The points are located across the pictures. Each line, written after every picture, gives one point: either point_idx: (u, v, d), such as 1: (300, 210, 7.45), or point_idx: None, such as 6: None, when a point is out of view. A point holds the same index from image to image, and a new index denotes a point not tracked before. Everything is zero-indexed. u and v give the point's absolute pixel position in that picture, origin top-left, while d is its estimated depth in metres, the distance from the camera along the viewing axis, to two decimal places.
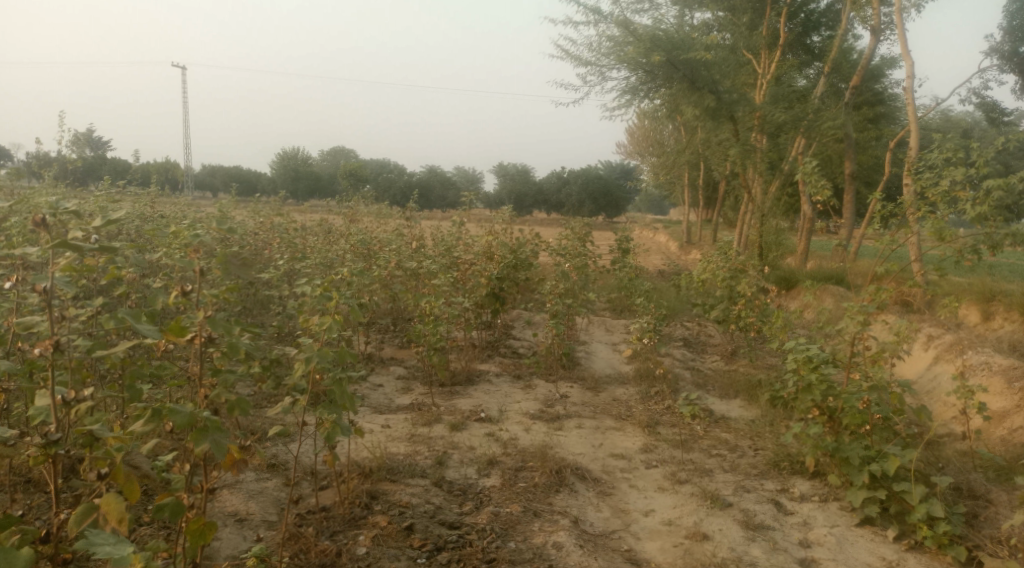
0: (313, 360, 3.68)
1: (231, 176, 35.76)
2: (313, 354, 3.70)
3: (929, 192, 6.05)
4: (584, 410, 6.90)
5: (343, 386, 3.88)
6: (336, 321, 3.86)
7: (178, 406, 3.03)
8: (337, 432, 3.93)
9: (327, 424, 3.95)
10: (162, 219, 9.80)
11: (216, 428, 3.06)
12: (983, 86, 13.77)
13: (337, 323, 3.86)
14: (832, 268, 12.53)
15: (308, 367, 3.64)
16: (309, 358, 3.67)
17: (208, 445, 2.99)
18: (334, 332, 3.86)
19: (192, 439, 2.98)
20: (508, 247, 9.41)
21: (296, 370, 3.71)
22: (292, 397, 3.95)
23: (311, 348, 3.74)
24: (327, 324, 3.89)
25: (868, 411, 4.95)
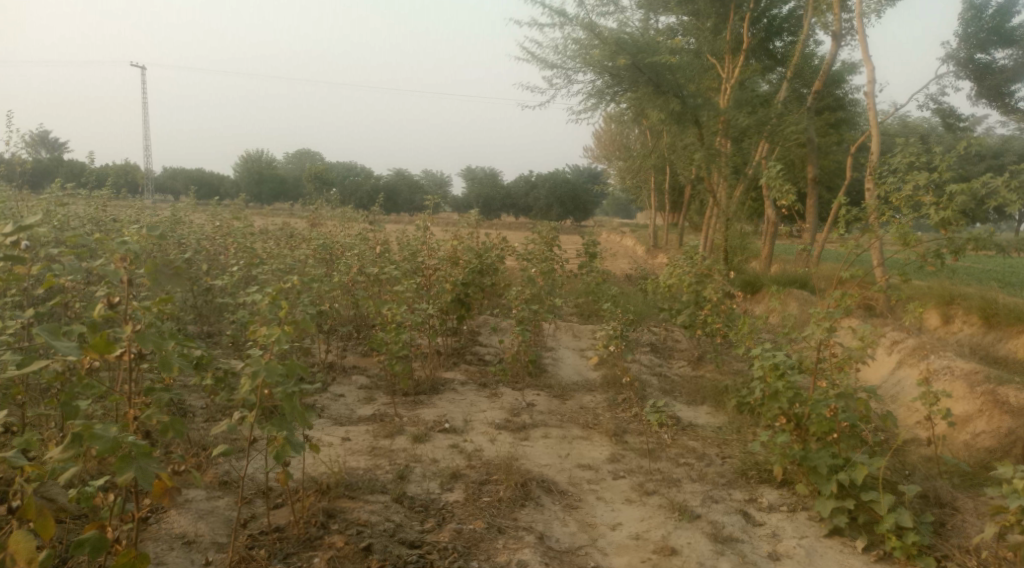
0: (260, 374, 3.51)
1: (194, 179, 35.06)
2: (260, 368, 3.53)
3: (892, 197, 6.05)
4: (550, 418, 6.78)
5: (293, 401, 3.71)
6: (284, 333, 3.70)
7: (100, 431, 2.88)
8: (288, 450, 3.73)
9: (277, 441, 3.75)
10: (115, 223, 9.48)
11: (142, 454, 2.93)
12: (940, 92, 14.00)
13: (285, 334, 3.70)
14: (797, 272, 12.61)
15: (255, 382, 3.48)
16: (256, 373, 3.50)
17: (133, 473, 2.87)
18: (282, 344, 3.69)
19: (115, 468, 2.84)
20: (473, 252, 9.27)
21: (242, 386, 3.55)
22: (241, 413, 3.76)
23: (257, 362, 3.57)
24: (274, 335, 3.72)
25: (835, 419, 4.89)
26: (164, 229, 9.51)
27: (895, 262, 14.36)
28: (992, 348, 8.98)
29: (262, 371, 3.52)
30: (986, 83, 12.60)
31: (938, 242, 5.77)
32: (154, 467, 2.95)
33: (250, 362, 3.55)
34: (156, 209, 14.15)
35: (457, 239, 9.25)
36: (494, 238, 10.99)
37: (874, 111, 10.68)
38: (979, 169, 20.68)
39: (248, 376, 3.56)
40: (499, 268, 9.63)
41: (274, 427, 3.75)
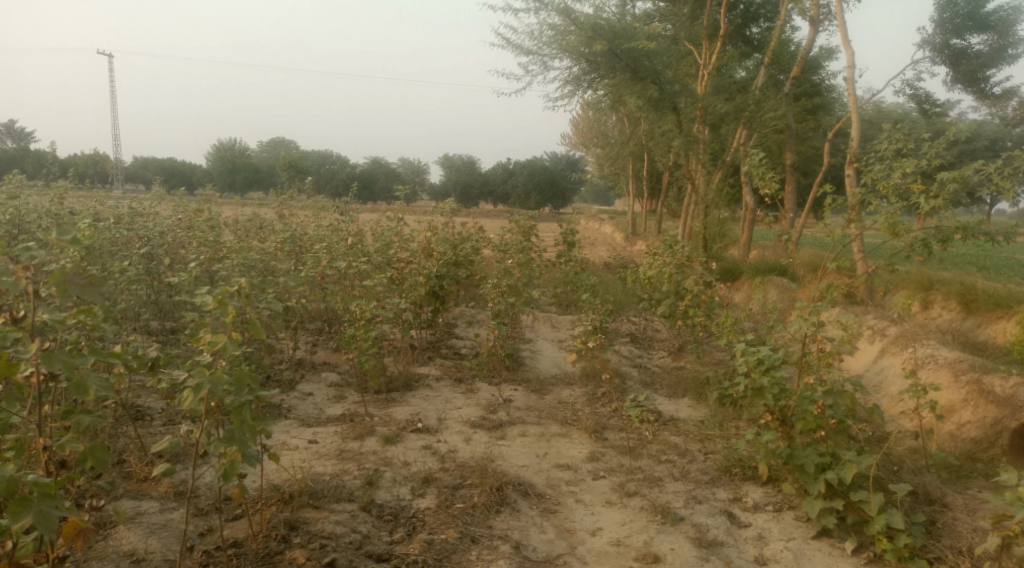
0: (205, 386, 3.26)
1: (165, 169, 34.27)
2: (205, 380, 3.28)
3: (878, 184, 5.86)
4: (528, 415, 6.55)
5: (243, 413, 3.47)
6: (230, 340, 3.41)
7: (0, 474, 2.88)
8: (239, 466, 3.46)
9: (228, 457, 3.48)
10: (74, 218, 9.09)
11: (44, 496, 2.90)
12: (916, 77, 13.91)
13: (232, 342, 3.41)
14: (776, 259, 12.47)
15: (199, 396, 3.24)
16: (200, 386, 3.26)
17: (31, 518, 2.83)
18: (228, 352, 3.40)
19: (10, 513, 2.81)
20: (447, 242, 8.98)
21: (185, 400, 3.31)
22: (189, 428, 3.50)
23: (200, 373, 3.32)
24: (220, 342, 3.43)
25: (823, 416, 4.71)
26: (125, 223, 9.13)
27: (875, 247, 14.26)
28: (972, 334, 8.88)
29: (205, 383, 3.27)
30: (962, 68, 12.51)
31: (925, 230, 5.59)
32: (58, 511, 2.92)
33: (192, 374, 3.30)
34: (120, 201, 13.66)
35: (431, 230, 8.93)
36: (469, 228, 10.71)
37: (854, 96, 10.52)
38: (954, 154, 20.71)
39: (191, 389, 3.31)
40: (474, 258, 9.37)
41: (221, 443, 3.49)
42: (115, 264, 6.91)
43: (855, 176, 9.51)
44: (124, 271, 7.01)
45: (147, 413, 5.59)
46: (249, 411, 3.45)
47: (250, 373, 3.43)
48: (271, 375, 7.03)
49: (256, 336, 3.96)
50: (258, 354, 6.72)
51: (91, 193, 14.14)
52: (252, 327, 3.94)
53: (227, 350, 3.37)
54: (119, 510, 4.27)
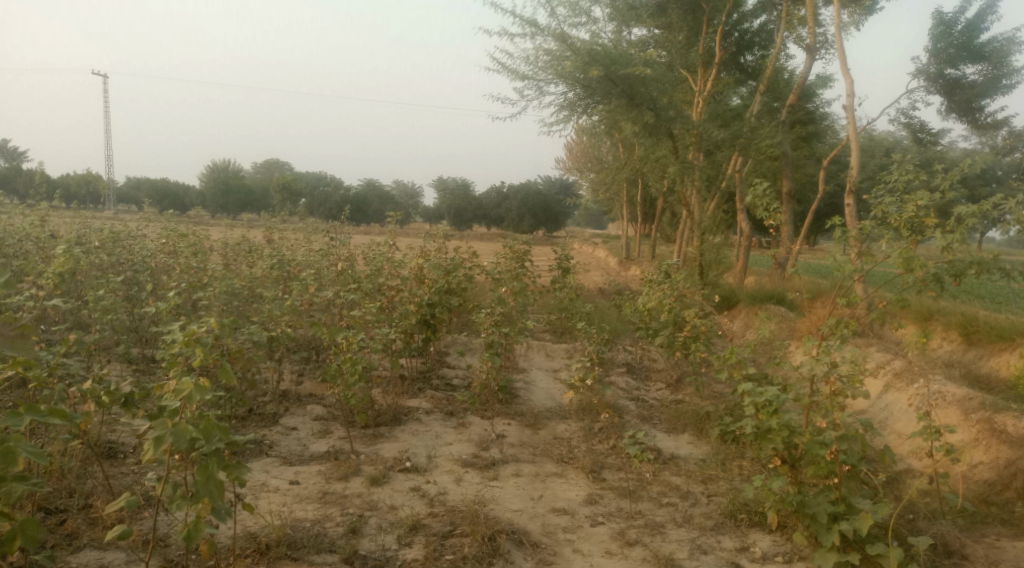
0: (166, 439, 3.07)
1: (158, 191, 34.02)
2: (167, 432, 3.10)
3: (889, 216, 5.61)
4: (522, 452, 6.25)
5: (211, 466, 3.22)
6: (196, 388, 3.23)
7: None
8: (201, 529, 3.18)
9: (190, 519, 3.21)
10: (54, 241, 8.80)
11: None
12: (911, 106, 13.83)
13: (198, 390, 3.22)
14: (773, 287, 12.24)
15: (160, 449, 3.04)
16: (161, 439, 3.06)
17: None
18: (194, 400, 3.21)
19: None
20: (439, 269, 8.70)
21: (146, 452, 3.12)
22: (153, 484, 3.27)
23: (162, 424, 3.13)
24: (185, 389, 3.24)
25: (835, 462, 4.45)
26: (106, 247, 8.84)
27: (875, 275, 14.01)
28: (975, 366, 8.62)
29: (168, 436, 3.09)
30: (956, 98, 12.43)
31: (938, 264, 5.37)
32: None
33: (153, 426, 3.11)
34: (106, 223, 13.32)
35: (423, 256, 8.65)
36: (462, 254, 10.45)
37: (852, 125, 10.37)
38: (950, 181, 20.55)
39: (152, 441, 3.12)
40: (467, 286, 9.07)
41: (184, 502, 3.22)
42: (91, 292, 6.63)
43: (855, 205, 9.30)
44: (101, 299, 6.73)
45: (121, 450, 5.27)
46: (216, 465, 3.20)
47: (219, 423, 3.22)
48: (254, 408, 6.72)
49: (227, 381, 3.90)
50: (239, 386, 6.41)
51: (77, 214, 13.82)
52: (224, 370, 3.91)
53: (192, 398, 3.18)
54: (81, 562, 4.02)
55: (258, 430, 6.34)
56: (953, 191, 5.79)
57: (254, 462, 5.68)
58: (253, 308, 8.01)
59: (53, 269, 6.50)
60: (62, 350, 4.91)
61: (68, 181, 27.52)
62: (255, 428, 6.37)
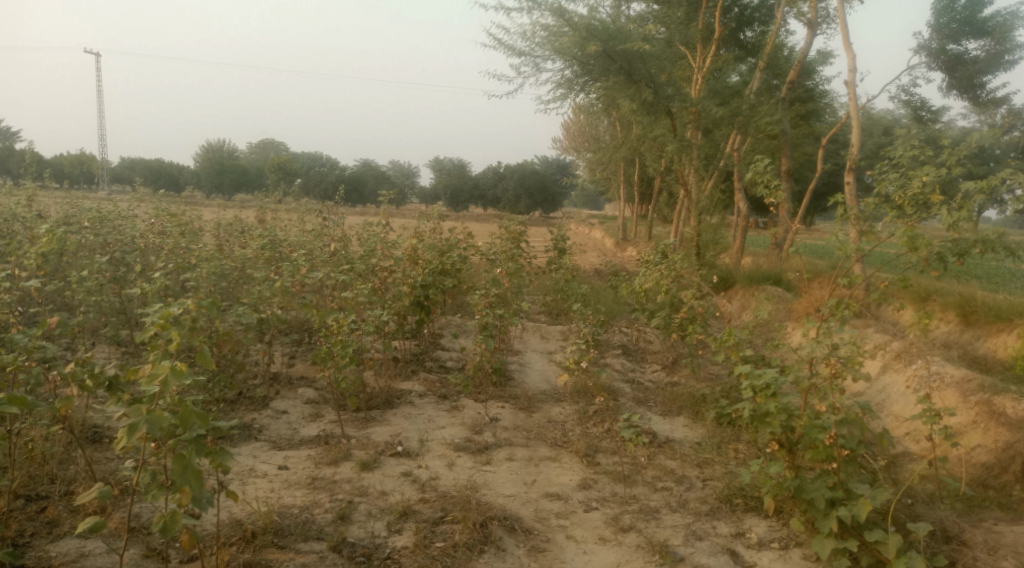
0: (141, 427, 2.98)
1: (152, 171, 33.65)
2: (142, 419, 3.00)
3: (894, 193, 5.48)
4: (515, 436, 6.16)
5: (188, 455, 3.10)
6: (172, 372, 3.13)
7: None
8: (178, 520, 3.08)
9: (166, 511, 3.10)
10: (42, 220, 8.64)
11: None
12: (911, 83, 13.66)
13: (174, 375, 3.12)
14: (770, 267, 12.13)
15: (134, 437, 2.94)
16: (136, 426, 2.96)
17: None
18: (171, 385, 3.11)
19: None
20: (434, 250, 8.57)
21: (120, 439, 3.02)
22: (128, 474, 3.17)
23: (137, 410, 3.02)
24: (161, 374, 3.14)
25: (834, 447, 4.37)
26: (95, 227, 8.69)
27: (875, 256, 13.87)
28: (973, 347, 8.53)
29: (142, 423, 2.98)
30: (957, 74, 12.25)
31: (942, 243, 5.31)
32: None
33: (127, 412, 3.01)
34: (96, 202, 13.14)
35: (416, 236, 8.53)
36: (457, 234, 10.31)
37: (853, 102, 10.21)
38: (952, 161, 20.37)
39: (126, 428, 3.02)
40: (461, 266, 8.94)
41: (161, 492, 3.11)
42: (77, 273, 6.50)
43: (856, 183, 9.17)
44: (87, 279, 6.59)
45: (105, 434, 5.18)
46: (194, 452, 3.09)
47: (197, 410, 3.11)
48: (244, 391, 6.62)
49: (205, 365, 3.72)
50: (228, 369, 6.30)
51: (68, 194, 13.63)
52: (203, 354, 3.74)
53: (168, 382, 3.08)
54: (62, 551, 3.95)
55: (247, 414, 6.24)
56: (959, 168, 5.66)
57: (243, 447, 5.58)
58: (243, 289, 7.88)
59: (38, 247, 6.36)
60: (38, 333, 4.64)
61: (61, 160, 27.18)
62: (245, 412, 6.27)
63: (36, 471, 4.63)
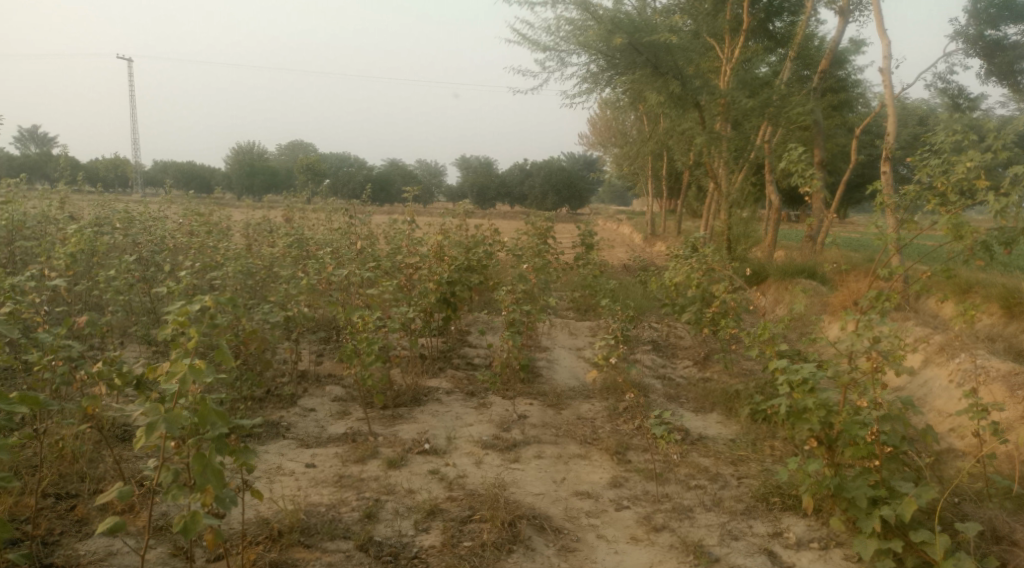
0: (159, 427, 2.92)
1: (184, 173, 34.08)
2: (159, 419, 2.94)
3: (936, 181, 5.27)
4: (544, 433, 6.07)
5: (208, 454, 3.04)
6: (191, 369, 3.06)
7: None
8: (199, 521, 3.02)
9: (185, 512, 3.04)
10: (74, 222, 8.73)
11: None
12: (949, 71, 13.27)
13: (193, 372, 3.06)
14: (803, 260, 11.87)
15: (152, 437, 2.88)
16: (154, 426, 2.90)
17: None
18: (189, 382, 3.04)
19: None
20: (460, 246, 8.50)
21: (139, 439, 2.96)
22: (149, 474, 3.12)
23: (156, 409, 2.96)
24: (180, 371, 3.07)
25: (876, 444, 4.20)
26: (125, 228, 8.77)
27: (914, 248, 13.50)
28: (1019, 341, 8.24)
29: (161, 422, 2.92)
30: (997, 60, 11.87)
31: (988, 231, 5.11)
32: None
33: (146, 410, 2.95)
34: (128, 205, 13.31)
35: (442, 233, 8.46)
36: (483, 230, 10.24)
37: (889, 90, 9.94)
38: None
39: (145, 427, 2.96)
40: (488, 263, 8.86)
41: (182, 492, 3.06)
42: (105, 273, 6.54)
43: (893, 173, 8.91)
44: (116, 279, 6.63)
45: (133, 433, 5.19)
46: (214, 451, 3.02)
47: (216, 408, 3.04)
48: (272, 389, 6.60)
49: (226, 364, 3.58)
50: (255, 367, 6.29)
51: (101, 196, 13.82)
52: (224, 353, 3.58)
53: (187, 379, 3.01)
54: (90, 549, 3.93)
55: (275, 412, 6.22)
56: (1005, 154, 5.44)
57: (270, 445, 5.55)
58: (271, 288, 7.89)
59: (68, 248, 6.41)
60: (62, 332, 4.58)
61: (96, 164, 27.64)
62: (273, 410, 6.25)
63: (66, 470, 4.64)
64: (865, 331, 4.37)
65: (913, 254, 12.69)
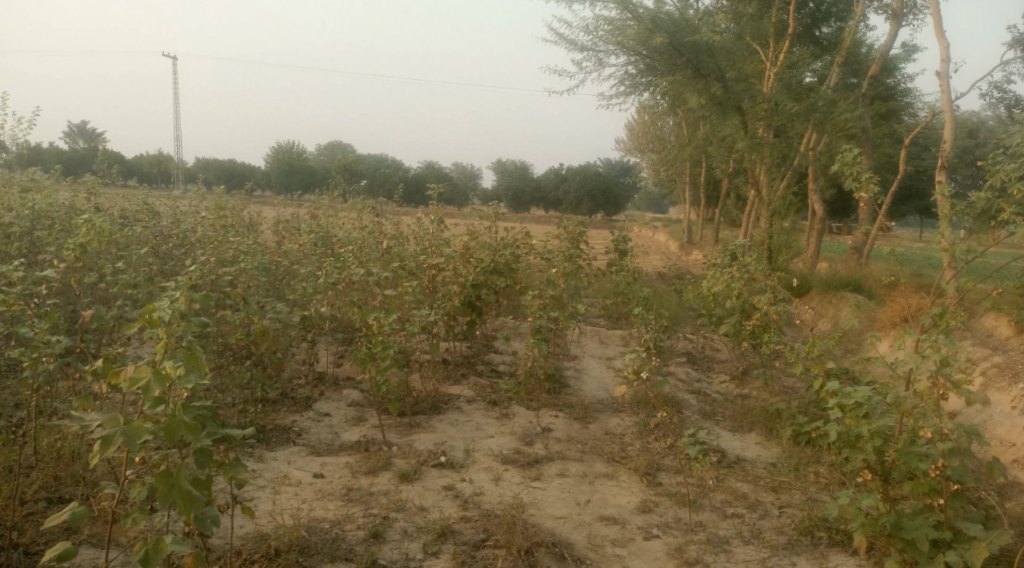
0: (117, 441, 2.61)
1: (224, 171, 34.35)
2: (118, 431, 2.63)
3: (1010, 187, 4.76)
4: (569, 449, 5.68)
5: (176, 472, 2.71)
6: (155, 377, 2.72)
7: None
8: (164, 548, 2.68)
9: (149, 539, 2.70)
10: (97, 212, 8.59)
11: None
12: (1006, 79, 12.58)
13: (157, 380, 2.71)
14: (848, 273, 11.29)
15: (108, 452, 2.57)
16: (110, 439, 2.60)
17: None
18: (153, 391, 2.72)
19: None
20: (488, 248, 8.16)
21: (95, 454, 2.65)
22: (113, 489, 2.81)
23: (114, 421, 2.66)
24: (142, 379, 2.73)
25: (940, 480, 3.73)
26: (147, 221, 8.59)
27: (975, 266, 12.69)
28: None
29: (118, 436, 2.61)
30: None
31: None
32: None
33: (102, 423, 2.65)
34: (159, 199, 13.24)
35: (470, 234, 8.12)
36: (513, 233, 9.88)
37: (945, 95, 9.36)
38: None
39: (101, 441, 2.64)
40: (516, 266, 8.49)
41: (146, 514, 2.74)
42: (116, 266, 6.31)
43: (948, 183, 8.35)
44: (128, 272, 6.40)
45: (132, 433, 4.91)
46: (181, 470, 2.68)
47: (185, 420, 2.72)
48: (287, 391, 6.33)
49: (197, 373, 2.97)
50: (268, 367, 6.01)
51: (136, 189, 13.78)
52: (195, 358, 2.90)
53: (150, 389, 2.67)
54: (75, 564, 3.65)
55: (288, 416, 5.93)
56: None
57: (279, 451, 5.24)
58: (290, 287, 7.62)
59: (81, 236, 6.22)
60: (47, 327, 4.25)
61: (139, 160, 27.89)
62: (285, 414, 5.96)
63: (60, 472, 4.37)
64: (932, 352, 3.90)
65: (966, 269, 12.02)
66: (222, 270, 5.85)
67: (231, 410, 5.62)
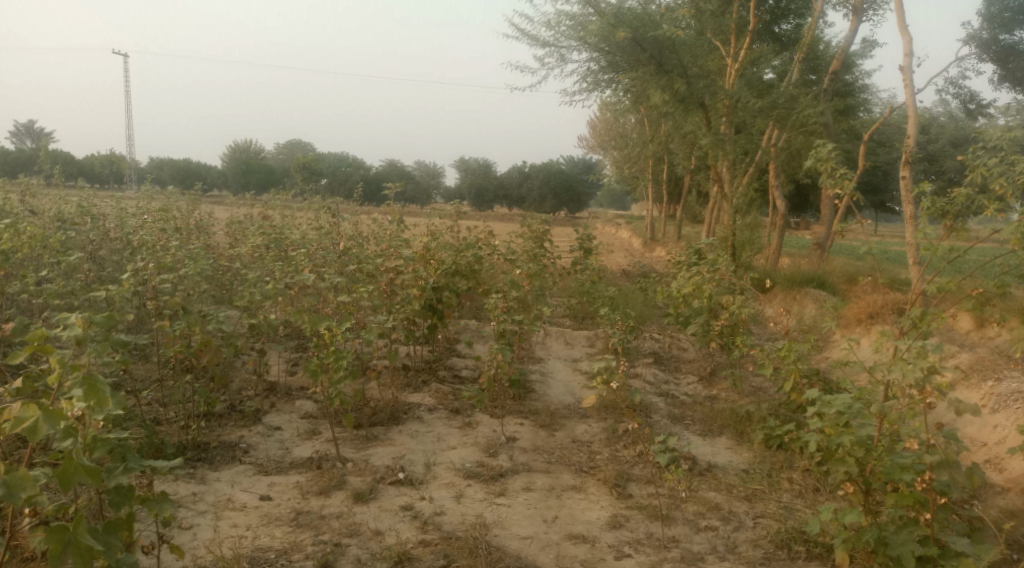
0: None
1: (179, 170, 33.32)
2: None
3: (987, 183, 4.58)
4: (534, 460, 5.42)
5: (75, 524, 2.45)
6: (44, 416, 2.47)
7: None
8: None
9: None
10: (31, 215, 8.05)
11: None
12: (962, 75, 12.61)
13: (46, 420, 2.46)
14: (812, 268, 11.20)
15: None
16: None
17: None
18: (41, 433, 2.46)
19: None
20: (448, 249, 7.84)
21: None
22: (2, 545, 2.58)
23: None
24: (29, 418, 2.48)
25: (925, 494, 3.55)
26: (88, 224, 8.10)
27: (961, 263, 12.44)
28: None
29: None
30: (1011, 65, 11.16)
31: None
32: None
33: None
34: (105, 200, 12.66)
35: (429, 234, 7.80)
36: (474, 232, 9.58)
37: (907, 90, 9.28)
38: None
39: None
40: (477, 267, 8.18)
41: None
42: (44, 274, 5.86)
43: (912, 179, 8.24)
44: (58, 280, 5.96)
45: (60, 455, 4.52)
46: (78, 522, 2.43)
47: (82, 463, 2.48)
48: (235, 404, 5.95)
49: (99, 407, 2.66)
50: (213, 380, 5.63)
51: (81, 190, 13.17)
52: (94, 391, 2.63)
53: (37, 431, 2.43)
54: None
55: (235, 432, 5.55)
56: None
57: (224, 471, 4.89)
58: (239, 292, 7.22)
59: (4, 243, 5.74)
60: None
61: (87, 160, 26.84)
62: (233, 429, 5.58)
63: None
64: (913, 357, 3.70)
65: (944, 266, 11.86)
66: (160, 276, 5.46)
67: (172, 428, 5.23)
